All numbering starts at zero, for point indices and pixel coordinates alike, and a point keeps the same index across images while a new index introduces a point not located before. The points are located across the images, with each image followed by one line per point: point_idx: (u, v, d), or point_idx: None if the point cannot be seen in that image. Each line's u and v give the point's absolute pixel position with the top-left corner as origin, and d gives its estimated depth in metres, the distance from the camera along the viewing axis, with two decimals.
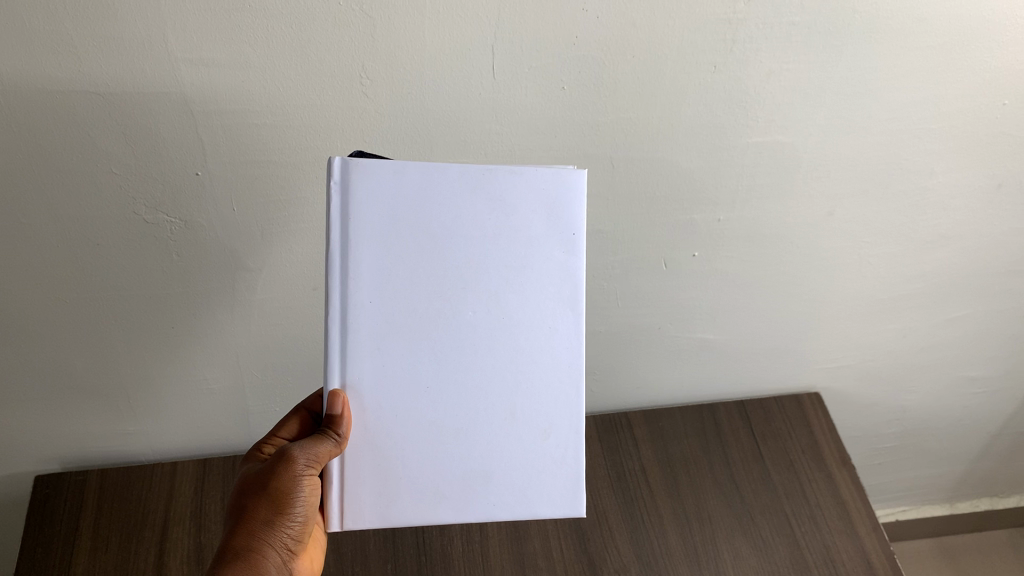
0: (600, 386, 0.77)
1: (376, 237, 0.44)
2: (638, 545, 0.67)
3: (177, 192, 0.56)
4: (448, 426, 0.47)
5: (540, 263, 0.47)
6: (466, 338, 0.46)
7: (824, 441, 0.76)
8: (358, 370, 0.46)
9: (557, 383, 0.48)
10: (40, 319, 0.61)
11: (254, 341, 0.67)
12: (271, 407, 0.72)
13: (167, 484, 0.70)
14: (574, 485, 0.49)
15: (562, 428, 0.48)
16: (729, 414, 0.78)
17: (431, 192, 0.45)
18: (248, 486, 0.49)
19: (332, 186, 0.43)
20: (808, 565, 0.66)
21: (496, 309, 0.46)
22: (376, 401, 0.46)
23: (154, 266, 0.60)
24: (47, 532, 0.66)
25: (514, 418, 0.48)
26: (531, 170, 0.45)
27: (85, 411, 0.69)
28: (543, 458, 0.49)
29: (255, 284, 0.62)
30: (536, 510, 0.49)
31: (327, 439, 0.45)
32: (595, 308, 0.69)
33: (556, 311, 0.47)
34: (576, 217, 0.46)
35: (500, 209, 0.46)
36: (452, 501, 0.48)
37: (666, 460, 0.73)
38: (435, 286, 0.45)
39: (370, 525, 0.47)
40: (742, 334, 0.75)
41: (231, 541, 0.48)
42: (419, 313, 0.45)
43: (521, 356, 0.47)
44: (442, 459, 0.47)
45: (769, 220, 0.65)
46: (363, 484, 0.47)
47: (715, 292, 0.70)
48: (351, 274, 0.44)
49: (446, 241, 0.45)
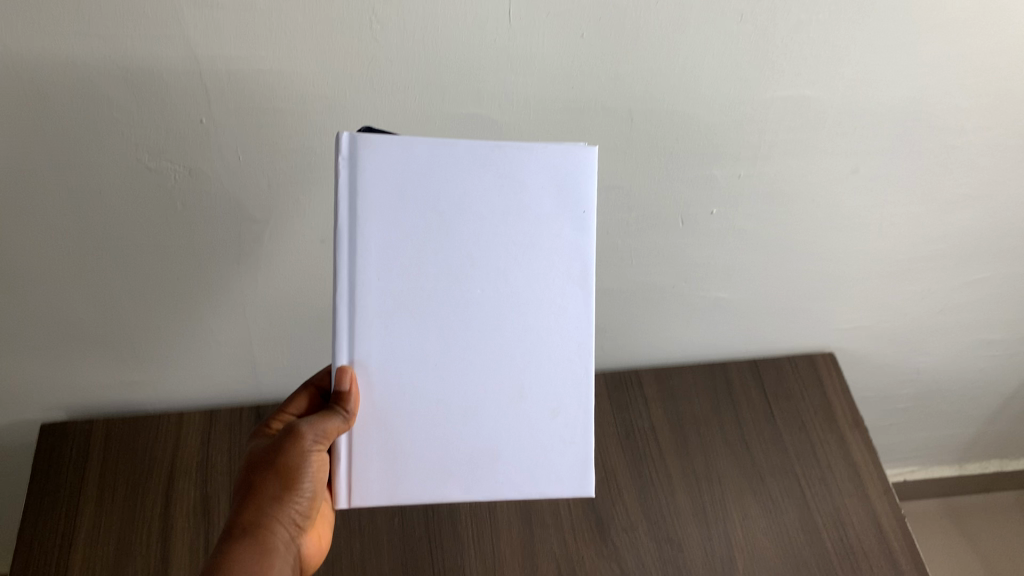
0: (612, 345, 0.75)
1: (385, 216, 0.43)
2: (646, 504, 0.67)
3: (181, 139, 0.54)
4: (456, 404, 0.46)
5: (550, 241, 0.45)
6: (474, 316, 0.45)
7: (837, 402, 0.74)
8: (367, 347, 0.45)
9: (565, 362, 0.47)
10: (42, 265, 0.60)
11: (262, 294, 0.65)
12: (279, 359, 0.71)
13: (174, 432, 0.69)
14: (581, 464, 0.48)
15: (570, 406, 0.48)
16: (741, 373, 0.76)
17: (440, 169, 0.44)
18: (254, 462, 0.48)
19: (339, 160, 0.42)
20: (817, 528, 0.67)
21: (505, 288, 0.45)
22: (384, 377, 0.45)
23: (158, 214, 0.58)
24: (53, 481, 0.66)
25: (522, 397, 0.47)
26: (543, 148, 0.44)
27: (91, 359, 0.68)
28: (551, 437, 0.48)
29: (261, 235, 0.61)
30: (543, 489, 0.48)
31: (335, 415, 0.44)
32: (607, 264, 0.67)
33: (567, 290, 0.46)
34: (586, 196, 0.45)
35: (510, 185, 0.45)
36: (460, 479, 0.47)
37: (676, 420, 0.72)
38: (442, 263, 0.45)
39: (380, 501, 0.46)
40: (758, 292, 0.72)
41: (236, 515, 0.46)
42: (427, 291, 0.45)
43: (529, 335, 0.46)
44: (450, 438, 0.47)
45: (789, 176, 0.63)
46: (372, 461, 0.47)
47: (732, 250, 0.68)
48: (360, 251, 0.44)
49: (453, 218, 0.44)
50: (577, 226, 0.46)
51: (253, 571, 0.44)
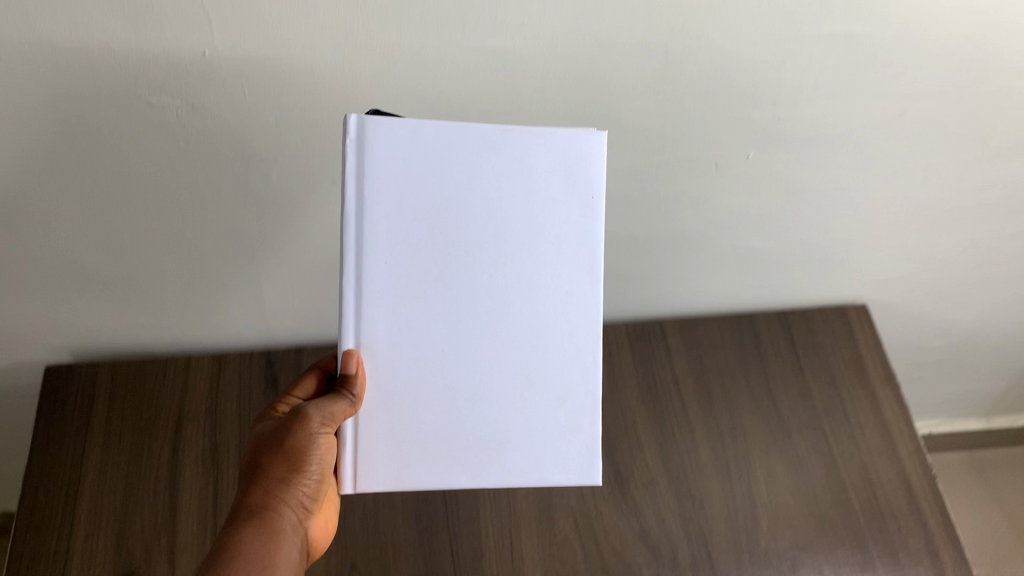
0: (636, 294, 0.71)
1: (393, 200, 0.42)
2: (667, 459, 0.65)
3: (186, 73, 0.49)
4: (462, 389, 0.45)
5: (559, 227, 0.45)
6: (482, 302, 0.45)
7: (868, 356, 0.71)
8: (374, 331, 0.44)
9: (573, 349, 0.46)
10: (42, 205, 0.56)
11: (270, 236, 0.62)
12: (290, 303, 0.69)
13: (181, 376, 0.67)
14: (588, 451, 0.48)
15: (577, 393, 0.47)
16: (769, 326, 0.72)
17: (448, 152, 0.43)
18: (263, 444, 0.47)
19: (348, 142, 0.41)
20: (844, 487, 0.65)
21: (513, 273, 0.45)
22: (391, 361, 0.44)
23: (162, 152, 0.54)
24: (57, 426, 0.65)
25: (530, 384, 0.46)
26: (553, 132, 0.43)
27: (95, 298, 0.65)
28: (556, 424, 0.47)
29: (269, 175, 0.57)
30: (548, 476, 0.47)
31: (341, 398, 0.44)
32: (634, 211, 0.63)
33: (574, 275, 0.45)
34: (595, 182, 0.45)
35: (518, 170, 0.44)
36: (466, 465, 0.46)
37: (700, 372, 0.69)
38: (451, 248, 0.44)
39: (386, 487, 0.46)
40: (791, 242, 0.68)
41: (245, 500, 0.46)
42: (435, 276, 0.44)
43: (537, 321, 0.45)
44: (457, 424, 0.46)
45: (833, 119, 0.58)
46: (377, 446, 0.46)
47: (766, 198, 0.64)
48: (367, 234, 0.42)
49: (461, 203, 0.43)
50: (585, 212, 0.45)
51: (259, 552, 0.44)
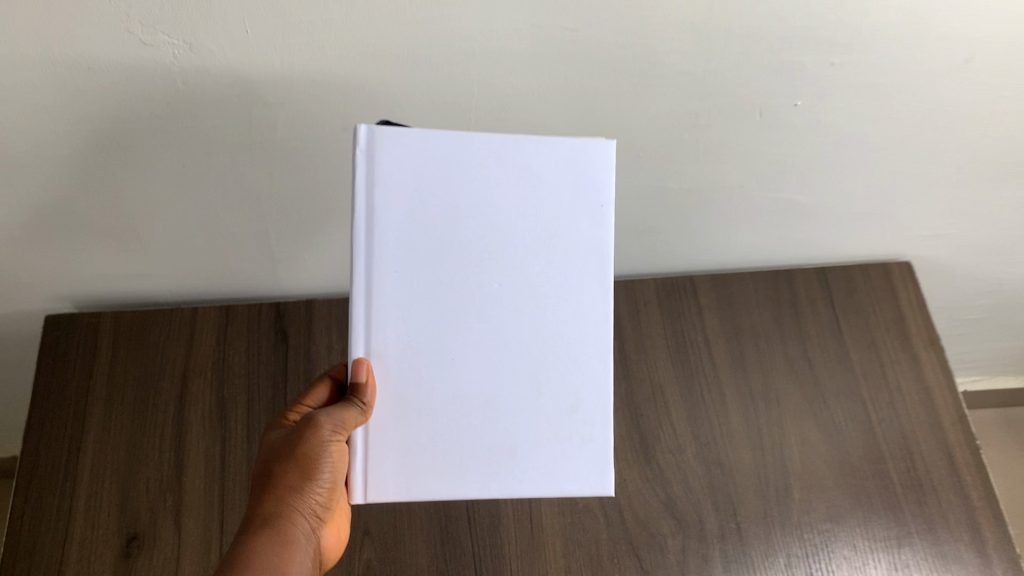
0: (668, 247, 0.66)
1: (402, 207, 0.42)
2: (696, 424, 0.62)
3: (180, 8, 0.42)
4: (472, 399, 0.43)
5: (569, 234, 0.43)
6: (491, 310, 0.43)
7: (912, 317, 0.67)
8: (382, 339, 0.42)
9: (585, 359, 0.44)
10: (28, 152, 0.50)
11: (276, 185, 0.56)
12: (301, 252, 0.64)
13: (186, 329, 0.64)
14: (602, 461, 0.44)
15: (591, 403, 0.44)
16: (807, 282, 0.68)
17: (457, 160, 0.42)
18: (275, 452, 0.46)
19: (356, 150, 0.41)
20: (882, 457, 0.62)
21: (523, 281, 0.43)
22: (400, 371, 0.43)
23: (159, 97, 0.47)
24: (58, 380, 0.62)
25: (541, 394, 0.44)
26: (561, 138, 0.42)
27: (95, 247, 0.59)
28: (569, 433, 0.44)
29: (276, 122, 0.50)
30: (562, 486, 0.44)
31: (351, 407, 0.42)
32: (669, 163, 0.58)
33: (585, 283, 0.44)
34: (604, 188, 0.43)
35: (527, 178, 0.43)
36: (477, 475, 0.43)
37: (733, 331, 0.66)
38: (459, 255, 0.42)
39: (396, 498, 0.43)
40: (837, 196, 0.62)
41: (257, 508, 0.44)
42: (443, 284, 0.42)
43: (549, 330, 0.44)
44: (465, 434, 0.43)
45: (920, 60, 0.50)
46: (385, 454, 0.43)
47: (815, 148, 0.57)
48: (376, 241, 0.41)
49: (470, 210, 0.42)
50: (595, 220, 0.43)
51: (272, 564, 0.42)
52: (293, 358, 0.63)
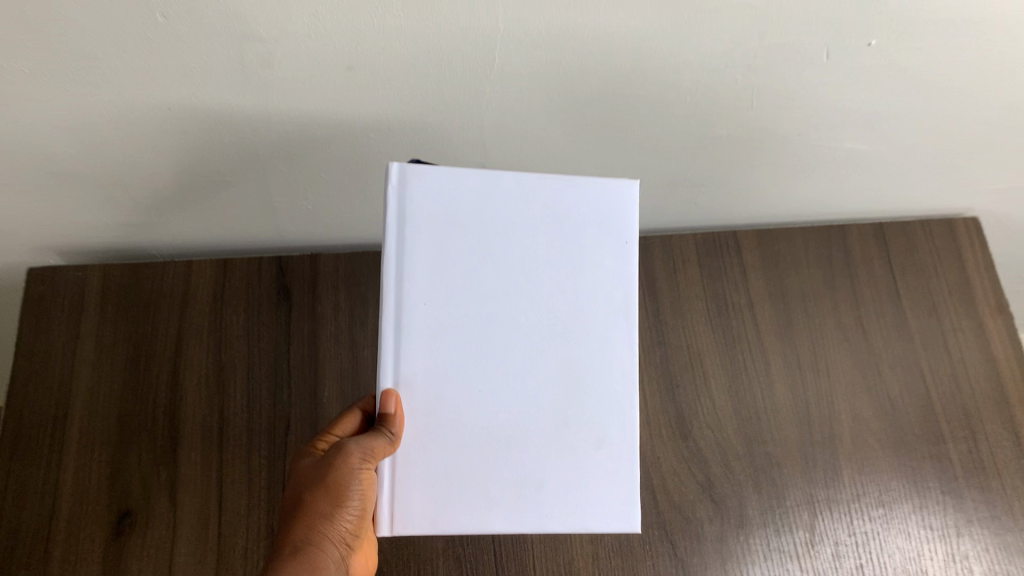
0: (711, 201, 0.59)
1: (432, 239, 0.40)
2: (737, 399, 0.57)
3: None
4: (502, 430, 0.40)
5: (594, 272, 0.41)
6: (519, 344, 0.40)
7: (978, 281, 0.61)
8: (410, 369, 0.39)
9: (608, 395, 0.41)
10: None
11: (272, 133, 0.49)
12: (302, 206, 0.57)
13: (180, 288, 0.59)
14: (632, 497, 0.41)
15: (617, 439, 0.41)
16: (863, 241, 0.61)
17: (486, 199, 0.41)
18: (304, 479, 0.42)
19: (388, 185, 0.39)
20: (942, 437, 0.57)
21: (551, 314, 0.41)
22: (427, 403, 0.39)
23: (133, 31, 0.39)
24: (43, 340, 0.57)
25: (568, 428, 0.40)
26: (589, 176, 0.41)
27: (81, 199, 0.53)
28: (595, 469, 0.40)
29: (274, 61, 0.42)
30: (588, 523, 0.40)
31: (380, 436, 0.38)
32: (717, 109, 0.50)
33: (609, 318, 0.41)
34: (630, 227, 0.42)
35: (554, 218, 0.41)
36: (507, 507, 0.39)
37: (779, 296, 0.60)
38: (486, 289, 0.40)
39: (422, 530, 0.39)
40: (904, 148, 0.54)
41: (286, 538, 0.41)
42: (472, 317, 0.40)
43: (575, 364, 0.41)
44: (494, 467, 0.40)
45: None
46: (412, 486, 0.39)
47: (888, 95, 0.49)
48: (406, 275, 0.39)
49: (498, 245, 0.40)
50: (618, 257, 0.42)
51: None
52: (297, 318, 0.59)
